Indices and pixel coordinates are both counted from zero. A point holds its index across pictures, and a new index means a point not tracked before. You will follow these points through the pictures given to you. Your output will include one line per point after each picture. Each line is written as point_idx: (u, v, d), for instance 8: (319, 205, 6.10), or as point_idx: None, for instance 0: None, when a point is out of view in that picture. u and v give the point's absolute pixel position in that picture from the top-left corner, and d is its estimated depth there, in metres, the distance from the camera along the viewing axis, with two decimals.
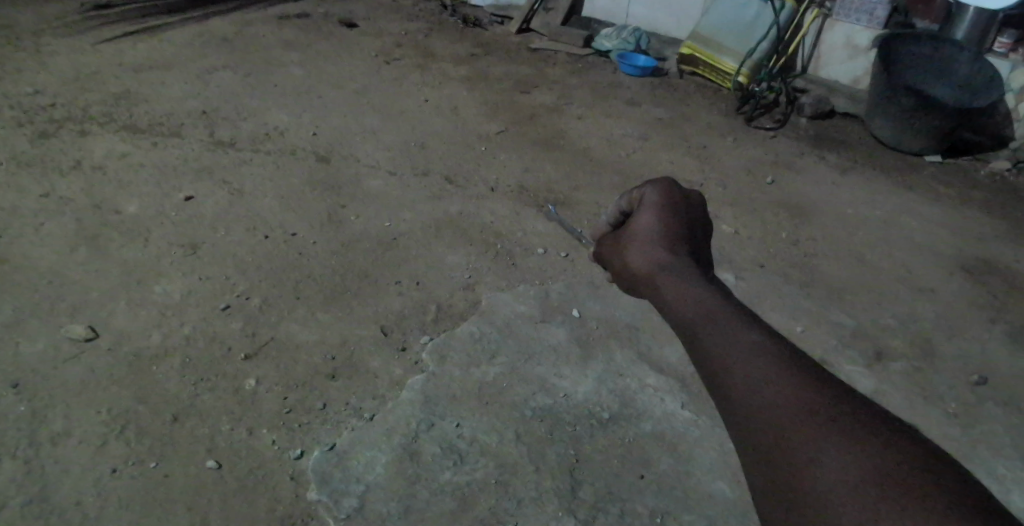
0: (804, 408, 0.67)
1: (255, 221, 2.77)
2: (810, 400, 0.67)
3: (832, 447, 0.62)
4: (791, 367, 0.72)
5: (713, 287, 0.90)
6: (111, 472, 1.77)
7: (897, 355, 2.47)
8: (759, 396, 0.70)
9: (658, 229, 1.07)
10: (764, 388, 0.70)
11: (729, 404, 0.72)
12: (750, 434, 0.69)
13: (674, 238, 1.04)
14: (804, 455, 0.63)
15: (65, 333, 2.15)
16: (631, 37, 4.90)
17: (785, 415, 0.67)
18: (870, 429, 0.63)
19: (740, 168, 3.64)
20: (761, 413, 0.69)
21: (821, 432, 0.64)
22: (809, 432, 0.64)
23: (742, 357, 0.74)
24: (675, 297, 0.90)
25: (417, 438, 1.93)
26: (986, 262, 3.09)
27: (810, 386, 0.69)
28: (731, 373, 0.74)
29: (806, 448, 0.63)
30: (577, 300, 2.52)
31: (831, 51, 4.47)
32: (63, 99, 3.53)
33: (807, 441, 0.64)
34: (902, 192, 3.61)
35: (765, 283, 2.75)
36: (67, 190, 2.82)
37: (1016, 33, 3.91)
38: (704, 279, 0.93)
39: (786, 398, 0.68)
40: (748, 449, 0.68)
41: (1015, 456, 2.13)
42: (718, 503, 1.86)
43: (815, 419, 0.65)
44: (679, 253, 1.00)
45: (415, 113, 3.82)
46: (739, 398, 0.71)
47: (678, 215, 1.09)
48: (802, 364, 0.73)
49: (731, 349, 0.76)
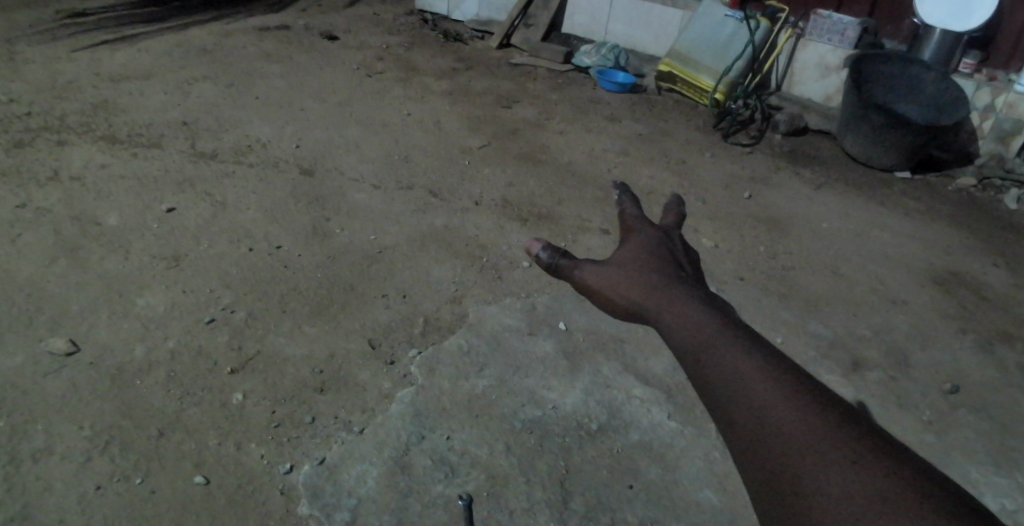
0: (808, 436, 0.66)
1: (238, 233, 2.76)
2: (813, 426, 0.67)
3: (839, 474, 0.62)
4: (792, 387, 0.71)
5: (699, 295, 0.90)
6: (95, 489, 1.74)
7: (873, 365, 2.55)
8: (762, 420, 0.68)
9: (637, 233, 1.07)
10: (767, 410, 0.68)
11: (728, 428, 0.70)
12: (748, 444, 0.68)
13: (654, 242, 1.04)
14: (809, 482, 0.63)
15: (44, 347, 2.12)
16: (610, 53, 4.96)
17: (791, 441, 0.66)
18: (870, 454, 0.64)
19: (718, 183, 3.72)
20: (764, 436, 0.67)
21: (825, 460, 0.64)
22: (814, 459, 0.64)
23: (740, 378, 0.72)
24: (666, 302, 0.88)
25: (408, 451, 1.93)
26: (955, 274, 3.20)
27: (811, 409, 0.68)
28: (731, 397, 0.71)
29: (810, 474, 0.63)
30: (563, 312, 2.55)
31: (804, 70, 4.61)
32: (39, 108, 3.49)
33: (811, 465, 0.63)
34: (874, 207, 3.73)
35: (745, 295, 2.82)
36: (45, 201, 2.78)
37: (979, 54, 4.14)
38: (688, 285, 0.93)
39: (791, 423, 0.67)
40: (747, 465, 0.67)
41: (988, 461, 2.21)
42: (705, 512, 1.89)
43: (821, 449, 0.65)
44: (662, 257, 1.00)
45: (397, 126, 3.84)
46: (740, 420, 0.69)
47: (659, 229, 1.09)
48: (800, 382, 0.72)
49: (730, 368, 0.74)
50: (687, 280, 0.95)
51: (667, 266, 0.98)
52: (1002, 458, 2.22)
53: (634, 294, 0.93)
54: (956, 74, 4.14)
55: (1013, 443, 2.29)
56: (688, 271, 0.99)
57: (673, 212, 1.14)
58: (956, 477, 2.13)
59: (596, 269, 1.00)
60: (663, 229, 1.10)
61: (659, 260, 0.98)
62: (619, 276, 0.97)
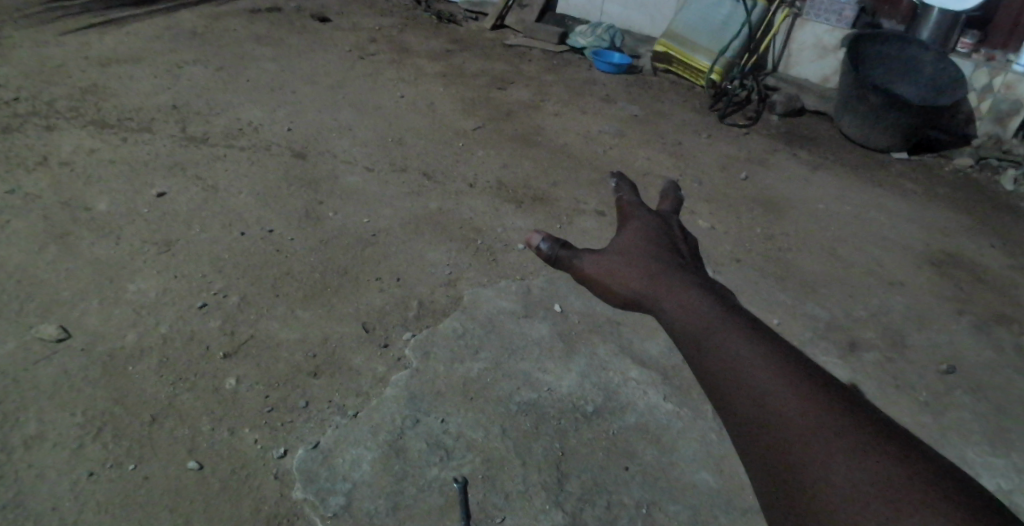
0: (810, 424, 0.64)
1: (229, 217, 2.73)
2: (815, 413, 0.65)
3: (843, 466, 0.60)
4: (796, 372, 0.69)
5: (697, 279, 0.89)
6: (88, 475, 1.72)
7: (869, 345, 2.54)
8: (763, 409, 0.66)
9: (635, 220, 1.06)
10: (769, 399, 0.67)
11: (727, 416, 0.69)
12: (752, 438, 0.66)
13: (652, 228, 1.04)
14: (810, 471, 0.61)
15: (35, 334, 2.10)
16: (606, 35, 4.92)
17: (794, 432, 0.64)
18: (876, 442, 0.62)
19: (714, 164, 3.69)
20: (768, 428, 0.65)
21: (828, 449, 0.62)
22: (817, 450, 0.62)
23: (742, 369, 0.70)
24: (669, 294, 0.86)
25: (402, 435, 1.92)
26: (952, 255, 3.19)
27: (815, 396, 0.66)
28: (729, 384, 0.70)
29: (814, 465, 0.61)
30: (558, 294, 2.54)
31: (801, 50, 4.56)
32: (27, 93, 3.44)
33: (814, 457, 0.61)
34: (870, 188, 3.71)
35: (741, 277, 2.80)
36: (34, 187, 2.75)
37: (977, 34, 4.10)
38: (689, 273, 0.92)
39: (792, 413, 0.65)
40: (751, 458, 0.66)
41: (984, 442, 2.21)
42: (701, 493, 1.89)
43: (825, 437, 0.62)
44: (663, 249, 0.98)
45: (391, 109, 3.80)
46: (743, 412, 0.67)
47: (659, 221, 1.07)
48: (801, 368, 0.70)
49: (727, 355, 0.73)
50: (685, 265, 0.94)
51: (665, 252, 0.97)
52: (998, 438, 2.22)
53: (632, 279, 0.92)
54: (953, 54, 4.13)
55: (1008, 423, 2.29)
56: (686, 256, 0.99)
57: (671, 199, 1.14)
58: (951, 458, 2.13)
59: (597, 259, 0.99)
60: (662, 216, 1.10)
61: (656, 247, 0.98)
62: (618, 261, 0.97)
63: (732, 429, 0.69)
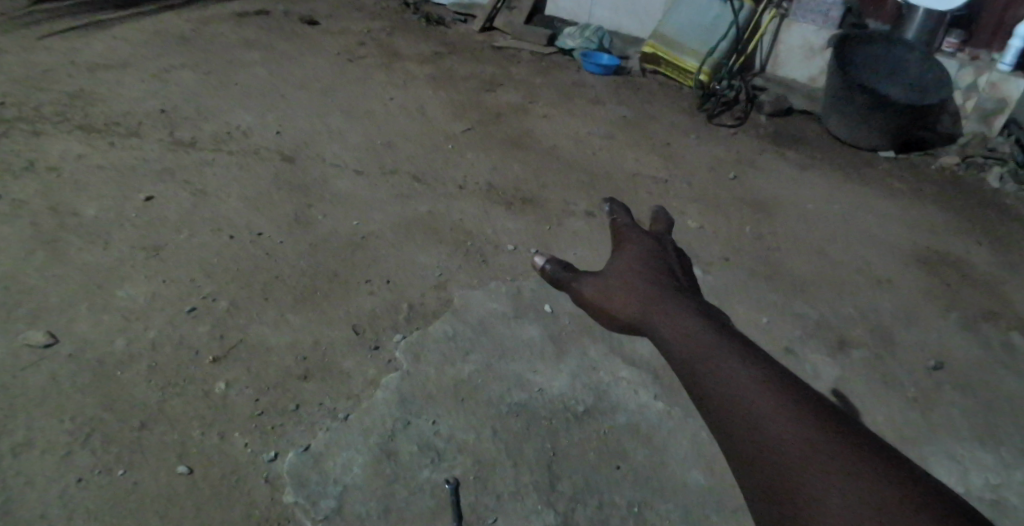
0: (805, 443, 0.70)
1: (219, 222, 2.72)
2: (809, 434, 0.71)
3: (835, 482, 0.66)
4: (789, 397, 0.76)
5: (695, 306, 0.96)
6: (76, 482, 1.71)
7: (858, 343, 2.56)
8: (762, 432, 0.73)
9: (634, 245, 1.13)
10: (765, 423, 0.74)
11: (730, 443, 0.75)
12: (751, 456, 0.72)
13: (651, 254, 1.11)
14: (808, 489, 0.67)
15: (22, 340, 2.08)
16: (595, 36, 4.93)
17: (788, 453, 0.70)
18: (861, 459, 0.68)
19: (703, 165, 3.71)
20: (766, 449, 0.72)
21: (824, 469, 0.68)
22: (812, 467, 0.68)
23: (742, 393, 0.78)
24: (668, 321, 0.93)
25: (394, 437, 1.92)
26: (939, 253, 3.22)
27: (804, 417, 0.73)
28: (733, 408, 0.77)
29: (810, 482, 0.67)
30: (549, 295, 2.55)
31: (788, 51, 4.60)
32: (13, 98, 3.41)
33: (810, 474, 0.68)
34: (858, 187, 3.74)
35: (730, 276, 2.82)
36: (21, 193, 2.73)
37: (962, 33, 4.14)
38: (686, 298, 0.99)
39: (785, 433, 0.72)
40: (749, 474, 0.72)
41: (971, 438, 2.23)
42: (692, 492, 1.89)
43: (818, 457, 0.69)
44: (662, 275, 1.05)
45: (381, 112, 3.80)
46: (742, 434, 0.74)
47: (656, 246, 1.14)
48: (794, 393, 0.77)
49: (727, 382, 0.79)
50: (683, 291, 1.01)
51: (663, 276, 1.05)
52: (985, 434, 2.25)
53: (635, 307, 1.00)
54: (939, 54, 4.16)
55: (994, 418, 2.32)
56: (681, 279, 1.06)
57: (664, 223, 1.21)
58: (939, 454, 2.15)
59: (602, 285, 1.06)
60: (657, 239, 1.17)
61: (653, 272, 1.05)
62: (619, 288, 1.04)
63: (730, 449, 0.76)
